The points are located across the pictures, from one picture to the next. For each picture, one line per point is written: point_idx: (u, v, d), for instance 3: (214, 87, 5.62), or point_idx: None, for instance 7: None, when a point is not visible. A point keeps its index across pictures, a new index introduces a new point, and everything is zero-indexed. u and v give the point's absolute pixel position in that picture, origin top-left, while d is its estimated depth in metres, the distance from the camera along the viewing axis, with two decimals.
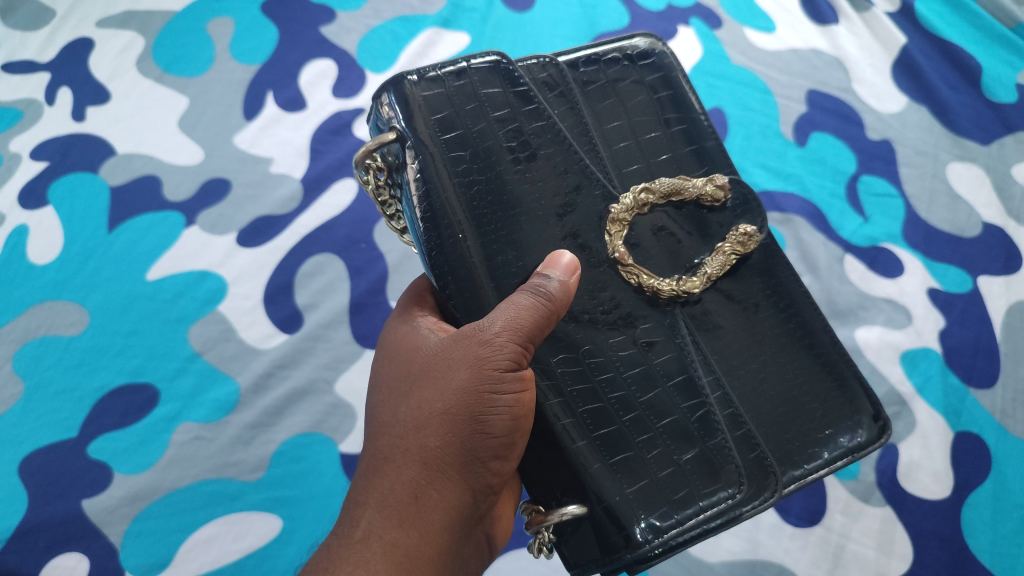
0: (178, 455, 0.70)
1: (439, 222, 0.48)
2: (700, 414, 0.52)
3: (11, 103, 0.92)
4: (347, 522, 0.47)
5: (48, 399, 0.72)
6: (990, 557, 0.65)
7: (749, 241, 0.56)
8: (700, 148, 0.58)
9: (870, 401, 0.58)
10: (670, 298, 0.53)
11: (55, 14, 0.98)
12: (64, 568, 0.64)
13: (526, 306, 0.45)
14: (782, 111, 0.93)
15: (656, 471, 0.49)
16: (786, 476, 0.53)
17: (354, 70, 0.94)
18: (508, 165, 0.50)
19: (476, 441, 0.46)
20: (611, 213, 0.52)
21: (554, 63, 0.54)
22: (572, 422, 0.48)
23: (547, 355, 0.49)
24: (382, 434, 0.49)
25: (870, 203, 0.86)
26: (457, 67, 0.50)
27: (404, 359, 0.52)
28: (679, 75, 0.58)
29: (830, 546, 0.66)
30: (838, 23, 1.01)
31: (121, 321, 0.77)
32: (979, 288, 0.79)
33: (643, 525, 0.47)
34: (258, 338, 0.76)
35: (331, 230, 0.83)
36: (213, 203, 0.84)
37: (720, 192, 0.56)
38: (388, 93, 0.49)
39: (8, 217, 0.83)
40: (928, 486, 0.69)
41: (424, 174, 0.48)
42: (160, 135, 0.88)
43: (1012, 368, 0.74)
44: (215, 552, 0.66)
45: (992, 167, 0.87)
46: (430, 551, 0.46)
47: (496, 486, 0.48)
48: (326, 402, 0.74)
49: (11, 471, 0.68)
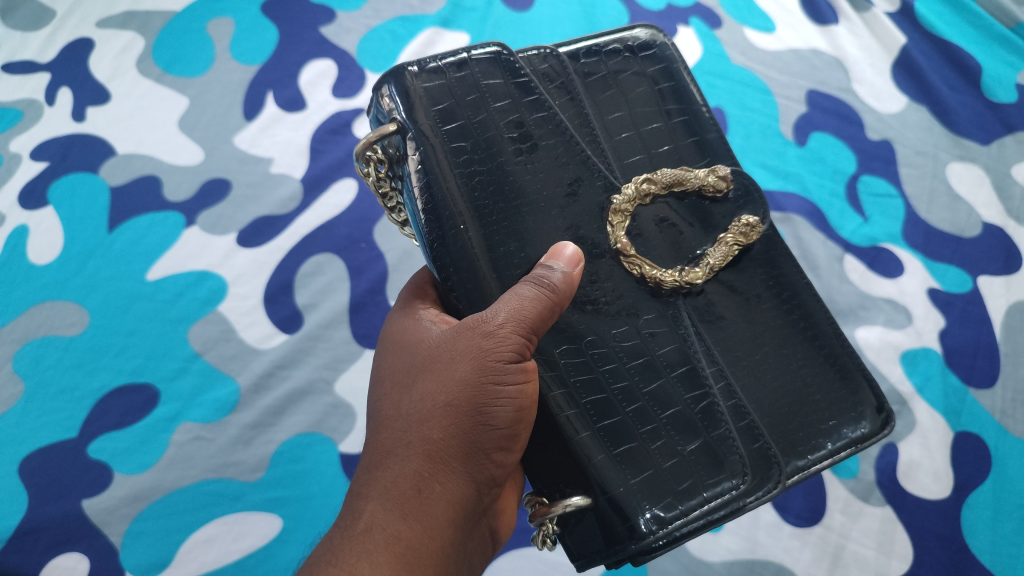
0: (178, 454, 0.70)
1: (440, 213, 0.48)
2: (703, 405, 0.52)
3: (11, 103, 0.92)
4: (349, 514, 0.47)
5: (47, 400, 0.72)
6: (990, 557, 0.65)
7: (751, 232, 0.56)
8: (702, 140, 0.58)
9: (873, 393, 0.57)
10: (672, 289, 0.53)
11: (56, 14, 0.98)
12: (64, 569, 0.64)
13: (530, 298, 0.45)
14: (782, 111, 0.93)
15: (661, 462, 0.49)
16: (790, 466, 0.54)
17: (354, 70, 0.94)
18: (510, 155, 0.50)
19: (479, 432, 0.46)
20: (613, 204, 0.52)
21: (555, 54, 0.55)
22: (575, 413, 0.48)
23: (550, 346, 0.49)
24: (384, 426, 0.49)
25: (870, 203, 0.86)
26: (458, 59, 0.50)
27: (406, 350, 0.52)
28: (680, 66, 0.58)
29: (830, 545, 0.66)
30: (838, 23, 1.01)
31: (122, 321, 0.77)
32: (979, 288, 0.79)
33: (648, 515, 0.48)
34: (258, 338, 0.77)
35: (331, 229, 0.83)
36: (213, 203, 0.84)
37: (722, 183, 0.56)
38: (389, 84, 0.49)
39: (8, 217, 0.83)
40: (928, 486, 0.69)
41: (425, 164, 0.48)
42: (161, 136, 0.88)
43: (1012, 368, 0.74)
44: (215, 552, 0.66)
45: (992, 168, 0.87)
46: (434, 544, 0.46)
47: (499, 479, 0.49)
48: (325, 402, 0.74)
49: (11, 471, 0.68)
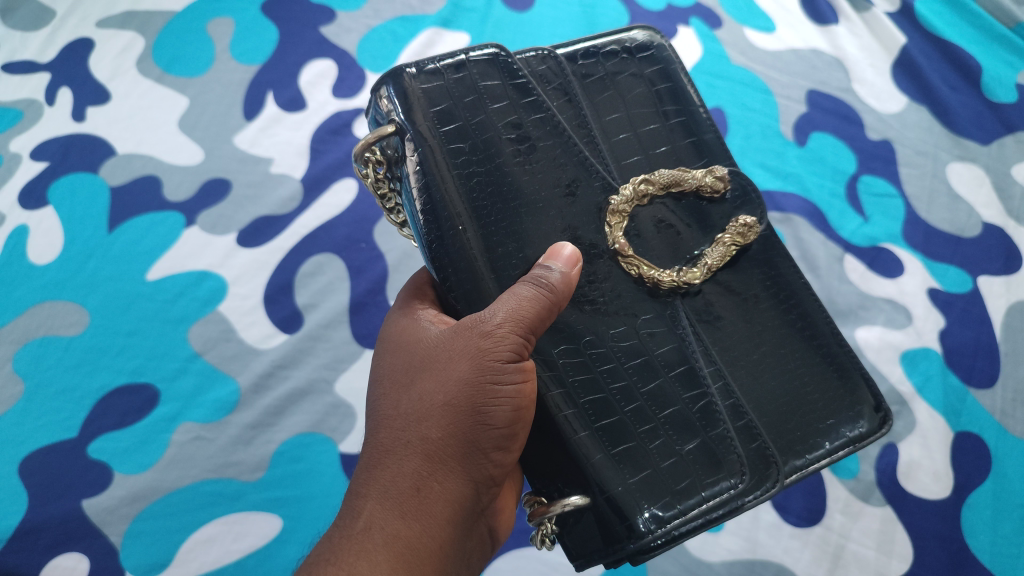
0: (178, 455, 0.70)
1: (439, 214, 0.48)
2: (701, 405, 0.52)
3: (11, 103, 0.92)
4: (348, 513, 0.47)
5: (47, 400, 0.72)
6: (990, 557, 0.65)
7: (749, 232, 0.56)
8: (699, 141, 0.58)
9: (871, 392, 0.58)
10: (670, 289, 0.53)
11: (56, 14, 0.98)
12: (64, 568, 0.64)
13: (528, 298, 0.45)
14: (782, 111, 0.93)
15: (659, 461, 0.49)
16: (789, 466, 0.54)
17: (354, 70, 0.94)
18: (509, 156, 0.50)
19: (478, 432, 0.46)
20: (611, 205, 0.52)
21: (553, 55, 0.55)
22: (573, 413, 0.48)
23: (549, 346, 0.49)
24: (383, 425, 0.49)
25: (870, 203, 0.86)
26: (456, 60, 0.50)
27: (404, 350, 0.52)
28: (677, 67, 0.58)
29: (830, 546, 0.66)
30: (838, 23, 1.01)
31: (122, 321, 0.77)
32: (979, 288, 0.79)
33: (647, 515, 0.48)
34: (257, 338, 0.76)
35: (331, 229, 0.83)
36: (213, 203, 0.84)
37: (720, 183, 0.56)
38: (388, 86, 0.49)
39: (8, 217, 0.83)
40: (928, 486, 0.69)
41: (424, 166, 0.48)
42: (161, 136, 0.88)
43: (1012, 368, 0.74)
44: (215, 552, 0.66)
45: (992, 168, 0.87)
46: (433, 543, 0.46)
47: (497, 478, 0.48)
48: (325, 402, 0.74)
49: (11, 471, 0.68)
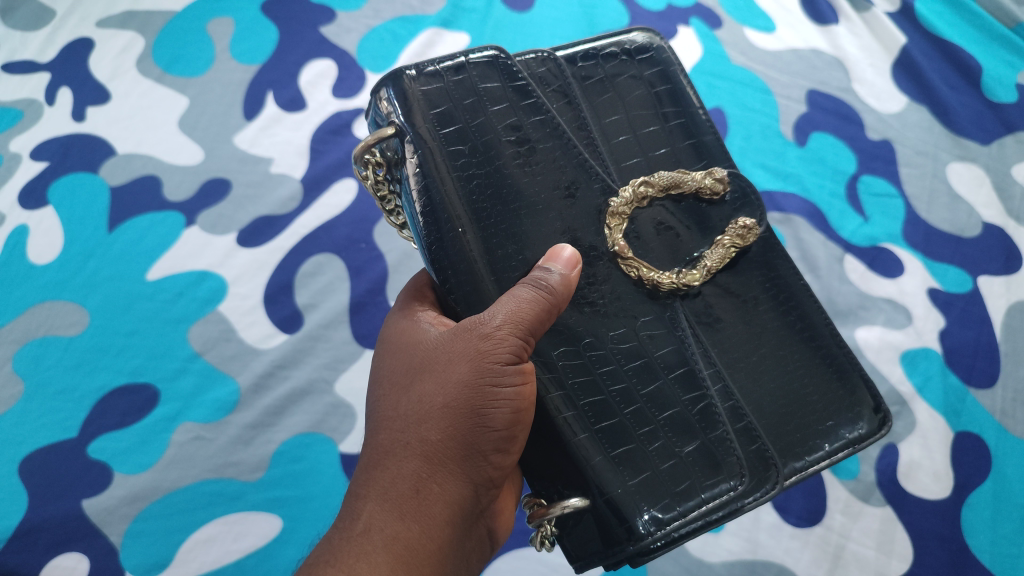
0: (178, 455, 0.70)
1: (439, 216, 0.48)
2: (701, 407, 0.52)
3: (11, 103, 0.92)
4: (348, 515, 0.47)
5: (47, 400, 0.72)
6: (991, 557, 0.65)
7: (748, 234, 0.56)
8: (699, 142, 0.57)
9: (870, 393, 0.57)
10: (670, 291, 0.53)
11: (56, 14, 0.98)
12: (64, 568, 0.64)
13: (527, 299, 0.45)
14: (782, 111, 0.93)
15: (659, 463, 0.49)
16: (788, 468, 0.54)
17: (354, 70, 0.94)
18: (509, 158, 0.50)
19: (477, 434, 0.46)
20: (610, 207, 0.52)
21: (553, 57, 0.55)
22: (573, 415, 0.48)
23: (548, 348, 0.49)
24: (383, 427, 0.49)
25: (871, 203, 0.86)
26: (456, 62, 0.50)
27: (404, 351, 0.52)
28: (677, 69, 0.58)
29: (830, 546, 0.66)
30: (838, 23, 1.01)
31: (123, 321, 0.77)
32: (979, 288, 0.79)
33: (646, 517, 0.48)
34: (257, 338, 0.76)
35: (331, 230, 0.83)
36: (213, 203, 0.84)
37: (720, 185, 0.56)
38: (387, 88, 0.49)
39: (8, 217, 0.83)
40: (929, 486, 0.69)
41: (424, 168, 0.48)
42: (161, 136, 0.88)
43: (1012, 368, 0.74)
44: (215, 552, 0.66)
45: (992, 168, 0.87)
46: (432, 544, 0.46)
47: (496, 480, 0.48)
48: (325, 402, 0.74)
49: (11, 471, 0.68)
